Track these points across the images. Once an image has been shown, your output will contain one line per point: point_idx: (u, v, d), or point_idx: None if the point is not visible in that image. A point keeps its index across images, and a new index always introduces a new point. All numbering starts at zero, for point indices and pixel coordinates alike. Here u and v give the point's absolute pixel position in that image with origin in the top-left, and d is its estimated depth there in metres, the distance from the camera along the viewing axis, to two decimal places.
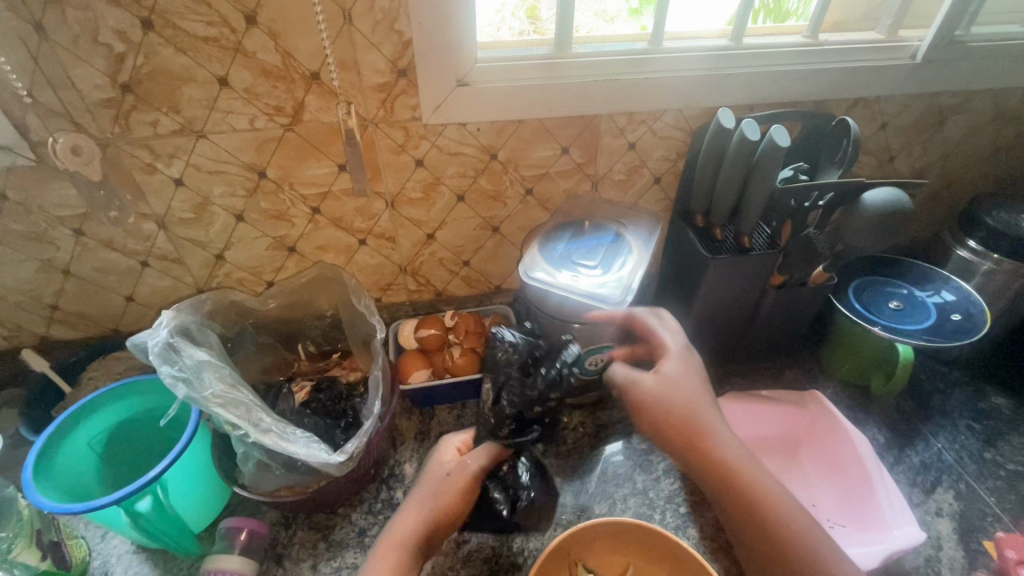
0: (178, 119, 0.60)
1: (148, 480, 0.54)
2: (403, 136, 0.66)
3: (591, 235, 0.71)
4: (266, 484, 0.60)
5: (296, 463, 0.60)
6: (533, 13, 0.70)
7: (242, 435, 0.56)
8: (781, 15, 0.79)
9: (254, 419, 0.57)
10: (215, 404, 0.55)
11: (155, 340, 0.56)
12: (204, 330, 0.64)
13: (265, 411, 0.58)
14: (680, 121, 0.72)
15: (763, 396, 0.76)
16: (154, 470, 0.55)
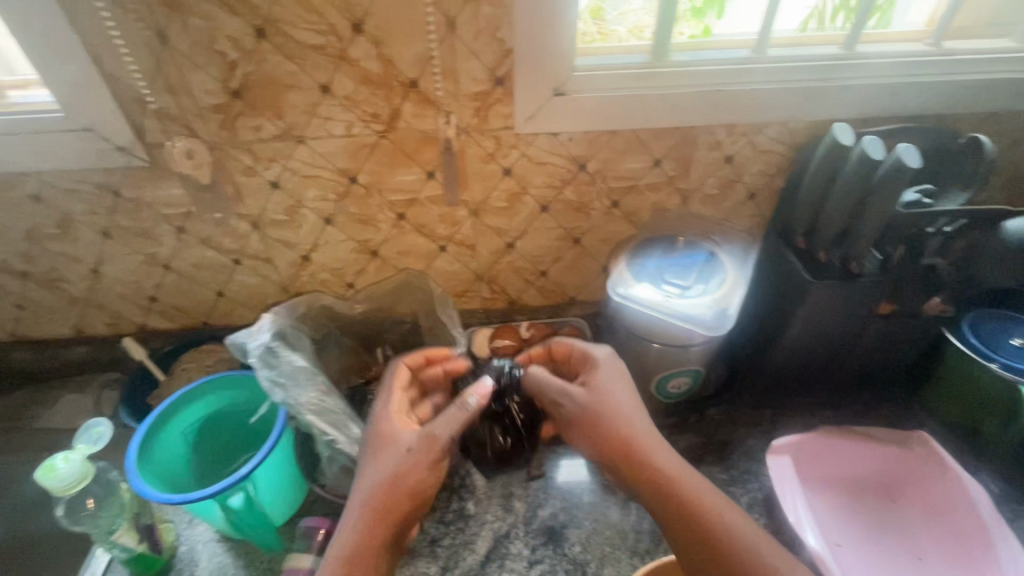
0: (280, 124, 0.61)
1: (240, 477, 0.56)
2: (494, 144, 0.65)
3: (683, 252, 0.67)
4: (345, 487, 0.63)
5: None
6: (596, 14, 0.64)
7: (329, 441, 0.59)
8: None
9: (343, 426, 0.59)
10: (299, 404, 0.58)
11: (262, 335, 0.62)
12: (298, 334, 0.67)
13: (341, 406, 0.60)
14: (783, 134, 0.67)
15: (859, 432, 0.69)
16: (245, 468, 0.56)
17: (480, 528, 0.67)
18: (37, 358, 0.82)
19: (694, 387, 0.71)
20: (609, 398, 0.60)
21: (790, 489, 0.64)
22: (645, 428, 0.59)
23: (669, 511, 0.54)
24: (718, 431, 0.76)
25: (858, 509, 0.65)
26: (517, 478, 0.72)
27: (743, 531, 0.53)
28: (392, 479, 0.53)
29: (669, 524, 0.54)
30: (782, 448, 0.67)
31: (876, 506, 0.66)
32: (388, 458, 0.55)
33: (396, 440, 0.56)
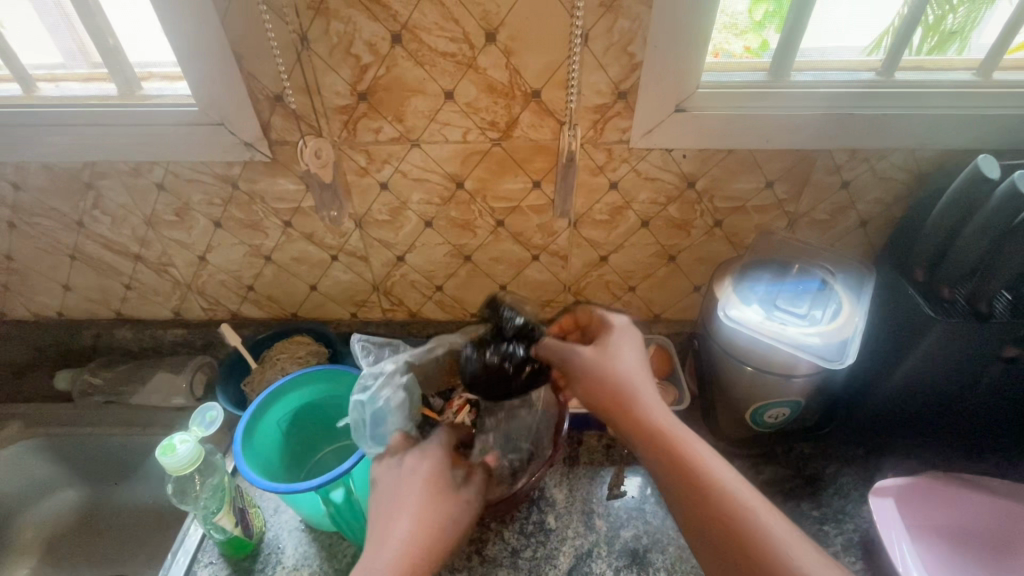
0: (399, 128, 0.62)
1: (341, 473, 0.56)
2: (605, 157, 0.64)
3: (795, 279, 0.65)
4: None
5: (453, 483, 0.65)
6: None
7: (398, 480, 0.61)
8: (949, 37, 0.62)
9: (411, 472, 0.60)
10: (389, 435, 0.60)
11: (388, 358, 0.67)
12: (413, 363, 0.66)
13: (423, 462, 0.57)
14: (908, 161, 0.64)
15: (969, 481, 0.66)
16: (346, 464, 0.57)
17: (562, 542, 0.66)
18: (137, 337, 0.85)
19: (791, 419, 0.68)
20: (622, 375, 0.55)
21: (895, 533, 0.62)
22: (651, 402, 0.52)
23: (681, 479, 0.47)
24: (808, 464, 0.73)
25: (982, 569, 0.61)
26: (597, 495, 0.71)
27: (774, 528, 0.44)
28: (444, 522, 0.53)
29: (698, 528, 0.46)
30: (892, 491, 0.64)
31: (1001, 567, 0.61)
32: (435, 501, 0.54)
33: (444, 489, 0.55)
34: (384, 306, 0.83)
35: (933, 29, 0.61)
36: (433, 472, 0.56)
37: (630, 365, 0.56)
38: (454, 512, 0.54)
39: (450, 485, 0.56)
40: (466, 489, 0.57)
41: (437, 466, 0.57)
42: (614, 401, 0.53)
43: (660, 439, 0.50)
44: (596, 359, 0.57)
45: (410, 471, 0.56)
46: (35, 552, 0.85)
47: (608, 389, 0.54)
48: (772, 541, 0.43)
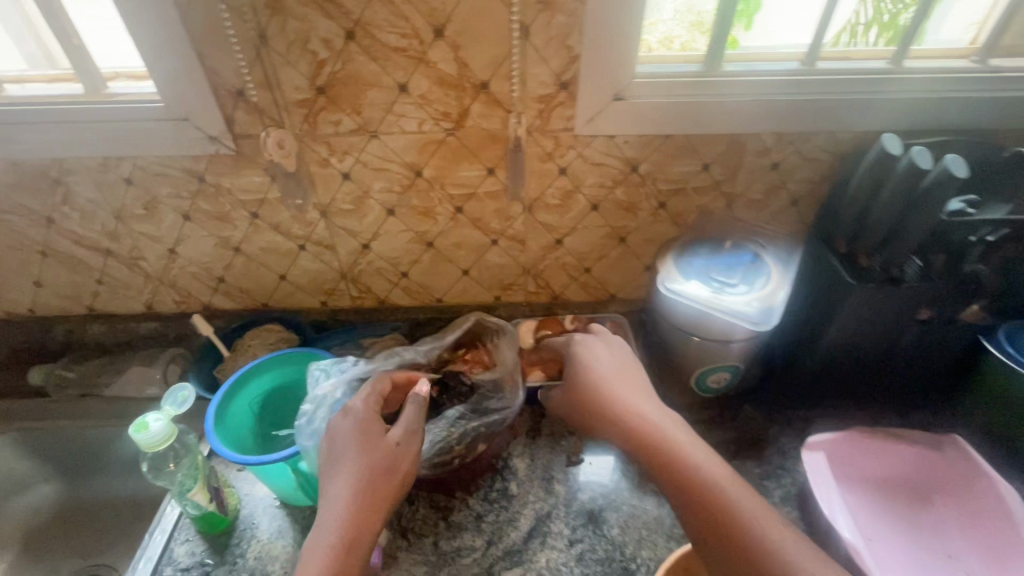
0: (357, 120, 0.66)
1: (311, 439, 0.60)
2: (553, 145, 0.69)
3: (728, 253, 0.70)
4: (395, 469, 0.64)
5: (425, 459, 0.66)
6: None
7: None
8: (897, 30, 0.68)
9: None
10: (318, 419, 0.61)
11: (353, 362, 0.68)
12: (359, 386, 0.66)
13: (355, 407, 0.60)
14: (830, 143, 0.70)
15: (892, 433, 0.72)
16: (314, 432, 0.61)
17: (523, 506, 0.71)
18: (109, 331, 0.87)
19: (732, 384, 0.74)
20: (599, 394, 0.64)
21: (822, 485, 0.67)
22: (646, 417, 0.60)
23: (673, 483, 0.55)
24: (752, 427, 0.78)
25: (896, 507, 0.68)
26: (557, 463, 0.76)
27: (750, 512, 0.51)
28: (377, 472, 0.55)
29: (708, 529, 0.51)
30: (816, 446, 0.70)
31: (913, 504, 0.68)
32: (364, 456, 0.56)
33: (373, 440, 0.57)
34: (352, 294, 0.86)
35: (887, 27, 0.68)
36: (364, 427, 0.58)
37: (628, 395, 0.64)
38: (388, 460, 0.57)
39: (376, 433, 0.58)
40: (392, 432, 0.58)
41: (368, 419, 0.59)
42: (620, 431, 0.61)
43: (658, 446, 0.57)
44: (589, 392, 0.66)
45: (343, 429, 0.58)
46: (12, 546, 0.86)
47: (591, 404, 0.65)
48: (754, 527, 0.50)
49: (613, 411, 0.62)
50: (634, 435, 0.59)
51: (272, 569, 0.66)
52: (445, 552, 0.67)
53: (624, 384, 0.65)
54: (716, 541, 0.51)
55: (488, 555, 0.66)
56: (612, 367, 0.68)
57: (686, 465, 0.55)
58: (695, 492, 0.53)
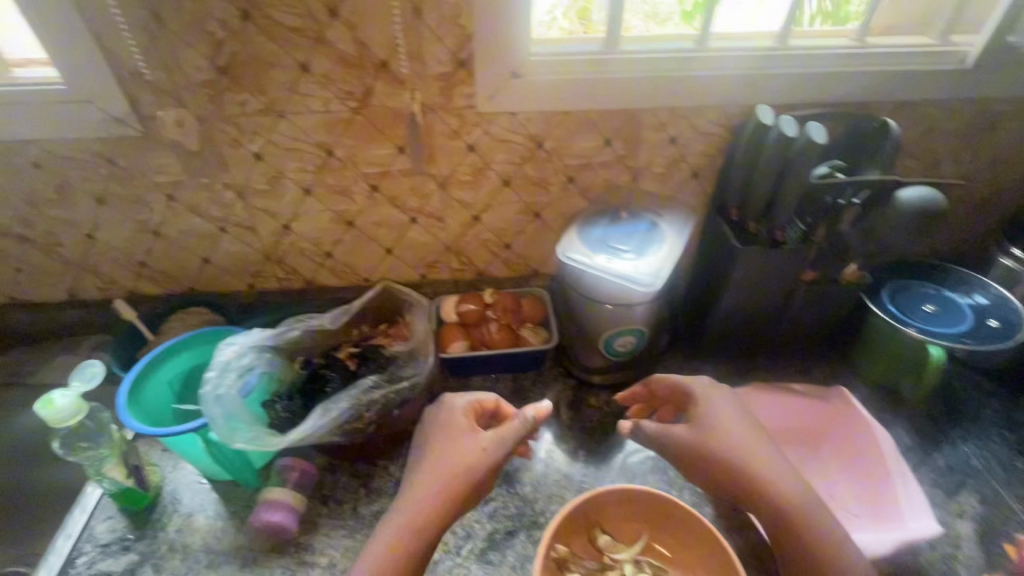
0: (263, 100, 0.67)
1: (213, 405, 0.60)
2: (459, 122, 0.71)
3: (627, 222, 0.74)
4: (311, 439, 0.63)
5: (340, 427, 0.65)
6: (585, 14, 0.72)
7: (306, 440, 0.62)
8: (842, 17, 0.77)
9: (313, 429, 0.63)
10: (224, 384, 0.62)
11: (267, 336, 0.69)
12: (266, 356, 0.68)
13: (452, 411, 0.65)
14: (721, 117, 0.75)
15: (788, 390, 0.78)
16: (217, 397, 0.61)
17: None
18: (32, 320, 0.87)
19: (639, 347, 0.78)
20: (731, 457, 0.62)
21: (748, 439, 0.64)
22: (739, 430, 0.64)
23: (759, 500, 0.60)
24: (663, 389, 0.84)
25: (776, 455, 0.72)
26: None
27: (817, 529, 0.58)
28: (467, 463, 0.59)
29: (783, 535, 0.59)
30: (731, 400, 0.67)
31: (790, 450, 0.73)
32: (461, 442, 0.61)
33: (472, 434, 0.62)
34: (279, 275, 0.88)
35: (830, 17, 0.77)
36: (461, 422, 0.64)
37: (720, 406, 0.67)
38: (483, 458, 0.60)
39: (461, 434, 0.62)
40: (483, 436, 0.61)
41: (469, 419, 0.64)
42: (698, 441, 0.64)
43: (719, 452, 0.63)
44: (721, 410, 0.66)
45: (448, 421, 0.64)
46: None
47: (679, 435, 0.65)
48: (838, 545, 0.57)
49: (749, 481, 0.61)
50: (727, 445, 0.63)
51: (190, 540, 0.67)
52: (363, 516, 0.69)
53: (739, 415, 0.66)
54: (803, 551, 0.57)
55: None
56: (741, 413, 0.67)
57: (760, 477, 0.61)
58: (755, 497, 0.60)
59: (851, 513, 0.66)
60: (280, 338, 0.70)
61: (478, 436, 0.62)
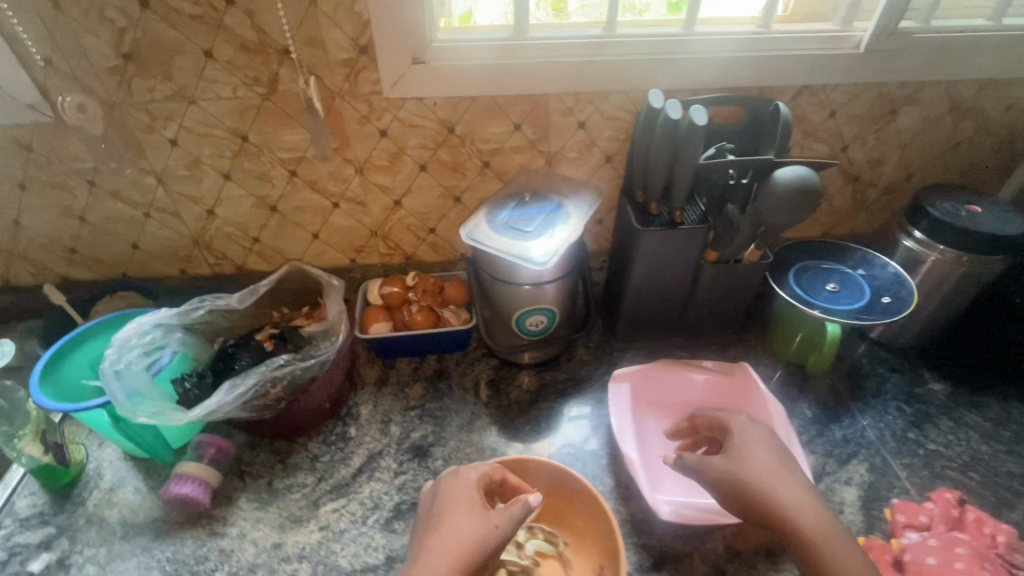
0: (171, 86, 0.69)
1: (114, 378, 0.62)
2: (368, 107, 0.73)
3: (533, 204, 0.76)
4: (218, 415, 0.66)
5: (248, 402, 0.67)
6: (557, 5, 0.78)
7: (208, 415, 0.65)
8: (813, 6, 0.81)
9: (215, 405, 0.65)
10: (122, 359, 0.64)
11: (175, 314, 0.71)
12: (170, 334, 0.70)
13: (467, 480, 0.57)
14: (626, 102, 0.77)
15: (693, 364, 0.80)
16: (120, 372, 0.63)
17: (357, 447, 0.76)
18: None
19: (550, 326, 0.81)
20: (763, 488, 0.55)
21: (770, 466, 0.57)
22: (775, 478, 0.56)
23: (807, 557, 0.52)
24: (581, 368, 0.87)
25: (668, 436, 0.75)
26: (397, 407, 0.81)
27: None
28: (471, 544, 0.51)
29: None
30: (743, 423, 0.61)
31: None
32: (461, 522, 0.53)
33: (477, 513, 0.54)
34: (209, 260, 0.89)
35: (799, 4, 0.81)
36: (466, 496, 0.56)
37: (763, 453, 0.58)
38: (487, 538, 0.52)
39: (474, 510, 0.54)
40: (493, 514, 0.53)
41: (473, 492, 0.56)
42: (737, 490, 0.56)
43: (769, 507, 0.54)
44: (758, 451, 0.58)
45: (448, 498, 0.56)
46: None
47: (723, 480, 0.57)
48: None
49: (775, 503, 0.54)
50: (775, 497, 0.54)
51: (107, 513, 0.69)
52: (276, 490, 0.72)
53: (779, 454, 0.58)
54: None
55: (317, 490, 0.72)
56: (774, 450, 0.59)
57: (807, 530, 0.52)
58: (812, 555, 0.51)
59: None
60: (186, 317, 0.72)
61: (487, 514, 0.54)
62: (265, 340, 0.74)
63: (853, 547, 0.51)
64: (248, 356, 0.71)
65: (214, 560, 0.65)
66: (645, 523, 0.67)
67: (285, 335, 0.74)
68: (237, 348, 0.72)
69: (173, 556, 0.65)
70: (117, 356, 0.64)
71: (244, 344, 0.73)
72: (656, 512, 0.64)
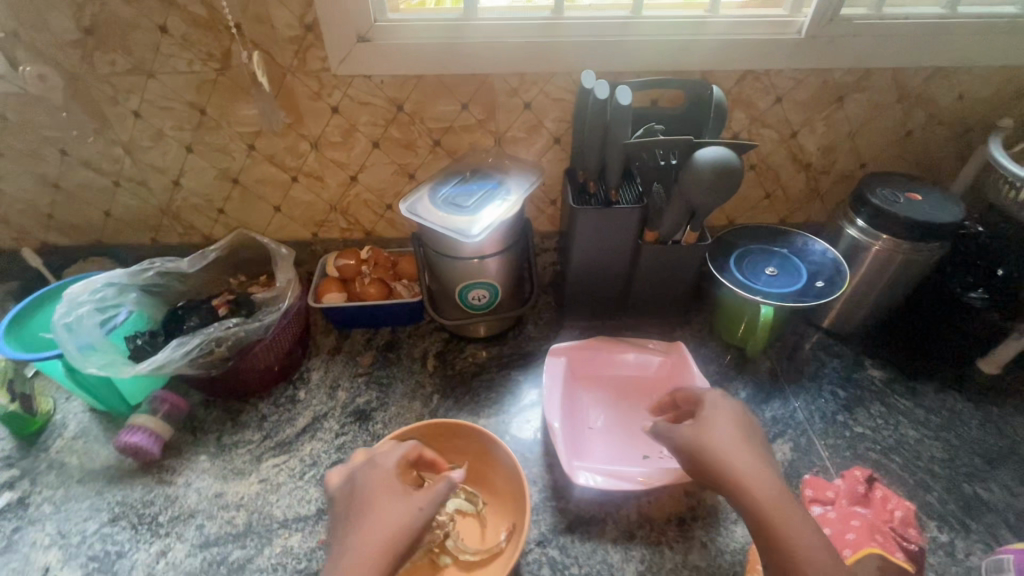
0: (130, 60, 0.73)
1: (63, 327, 0.67)
2: (318, 84, 0.76)
3: (475, 182, 0.79)
4: (168, 370, 0.70)
5: (195, 360, 0.72)
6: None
7: (157, 369, 0.69)
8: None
9: (164, 361, 0.69)
10: (72, 312, 0.68)
11: (130, 276, 0.76)
12: (122, 293, 0.75)
13: (383, 462, 0.57)
14: (569, 83, 0.79)
15: (628, 342, 0.83)
16: (69, 324, 0.68)
17: (304, 408, 0.80)
18: None
19: (493, 301, 0.84)
20: (721, 456, 0.56)
21: (733, 439, 0.57)
22: (736, 449, 0.56)
23: (758, 526, 0.52)
24: (528, 344, 0.90)
25: (600, 409, 0.78)
26: (346, 374, 0.85)
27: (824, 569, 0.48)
28: (394, 532, 0.51)
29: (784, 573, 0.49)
30: (720, 400, 0.62)
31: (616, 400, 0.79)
32: (387, 511, 0.52)
33: (399, 498, 0.54)
34: (178, 230, 0.94)
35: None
36: (384, 480, 0.55)
37: (729, 427, 0.59)
38: (408, 524, 0.52)
39: (395, 493, 0.54)
40: (415, 497, 0.53)
41: (393, 476, 0.56)
42: (699, 456, 0.57)
43: (724, 474, 0.55)
44: (726, 425, 0.59)
45: (371, 484, 0.55)
46: None
47: (689, 448, 0.58)
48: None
49: (730, 471, 0.55)
50: (730, 465, 0.55)
51: (68, 459, 0.74)
52: (224, 445, 0.76)
53: (745, 430, 0.59)
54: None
55: (262, 446, 0.76)
56: (745, 427, 0.59)
57: (757, 499, 0.52)
58: (761, 524, 0.51)
59: (660, 455, 0.73)
60: (138, 278, 0.76)
61: (409, 496, 0.54)
62: (219, 305, 0.78)
63: (801, 518, 0.51)
64: (199, 319, 0.76)
65: (159, 505, 0.69)
66: (566, 488, 0.70)
67: (238, 300, 0.79)
68: (190, 311, 0.76)
69: (123, 500, 0.70)
70: (67, 310, 0.69)
71: (198, 308, 0.77)
72: (571, 479, 0.67)
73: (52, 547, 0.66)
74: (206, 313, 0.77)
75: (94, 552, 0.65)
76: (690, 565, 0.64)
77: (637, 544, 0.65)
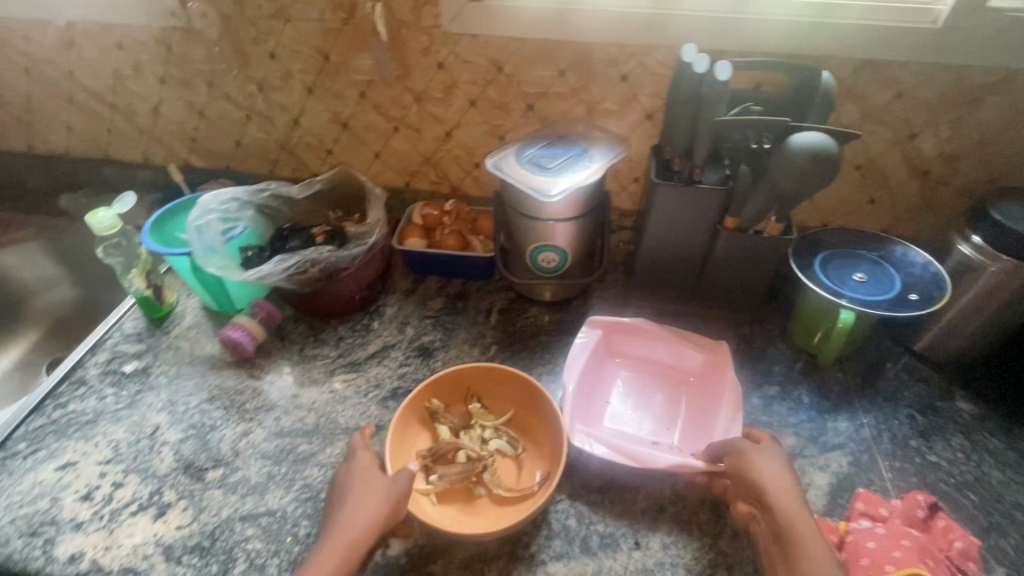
0: (273, 6, 0.83)
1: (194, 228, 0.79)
2: (428, 40, 0.82)
3: (561, 146, 0.81)
4: (270, 280, 0.80)
5: (292, 276, 0.81)
6: None
7: (262, 279, 0.79)
8: None
9: (268, 271, 0.79)
10: (202, 217, 0.81)
11: (251, 195, 0.87)
12: (241, 209, 0.86)
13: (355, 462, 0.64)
14: (669, 59, 0.78)
15: (675, 330, 0.82)
16: (198, 226, 0.80)
17: (375, 336, 0.88)
18: (115, 173, 1.12)
19: (563, 266, 0.86)
20: (780, 511, 0.57)
21: (783, 485, 0.59)
22: (787, 497, 0.58)
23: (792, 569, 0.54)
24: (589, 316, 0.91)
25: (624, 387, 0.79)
26: (416, 314, 0.92)
27: None
28: (365, 521, 0.57)
29: None
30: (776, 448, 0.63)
31: (645, 383, 0.80)
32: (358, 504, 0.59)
33: (368, 493, 0.60)
34: (291, 164, 1.05)
35: None
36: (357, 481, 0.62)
37: (782, 474, 0.60)
38: (384, 511, 0.58)
39: (367, 486, 0.61)
40: (390, 489, 0.60)
41: (364, 475, 0.62)
42: (753, 492, 0.59)
43: (773, 514, 0.57)
44: (780, 471, 0.60)
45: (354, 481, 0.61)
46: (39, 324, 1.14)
47: (743, 482, 0.60)
48: None
49: (779, 513, 0.57)
50: (780, 509, 0.57)
51: (182, 344, 0.88)
52: (306, 355, 0.86)
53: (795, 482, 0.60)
54: None
55: (337, 361, 0.85)
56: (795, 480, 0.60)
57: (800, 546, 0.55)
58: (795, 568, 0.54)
59: (668, 445, 0.73)
60: (255, 196, 0.87)
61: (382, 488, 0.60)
62: (317, 232, 0.87)
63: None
64: (299, 240, 0.85)
65: (247, 395, 0.80)
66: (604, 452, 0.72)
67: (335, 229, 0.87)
68: (292, 234, 0.86)
69: (220, 385, 0.81)
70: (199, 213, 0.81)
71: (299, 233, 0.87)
72: (566, 438, 0.69)
73: (163, 412, 0.78)
74: (306, 237, 0.86)
75: (193, 421, 0.77)
76: (718, 548, 0.63)
77: (666, 518, 0.66)
